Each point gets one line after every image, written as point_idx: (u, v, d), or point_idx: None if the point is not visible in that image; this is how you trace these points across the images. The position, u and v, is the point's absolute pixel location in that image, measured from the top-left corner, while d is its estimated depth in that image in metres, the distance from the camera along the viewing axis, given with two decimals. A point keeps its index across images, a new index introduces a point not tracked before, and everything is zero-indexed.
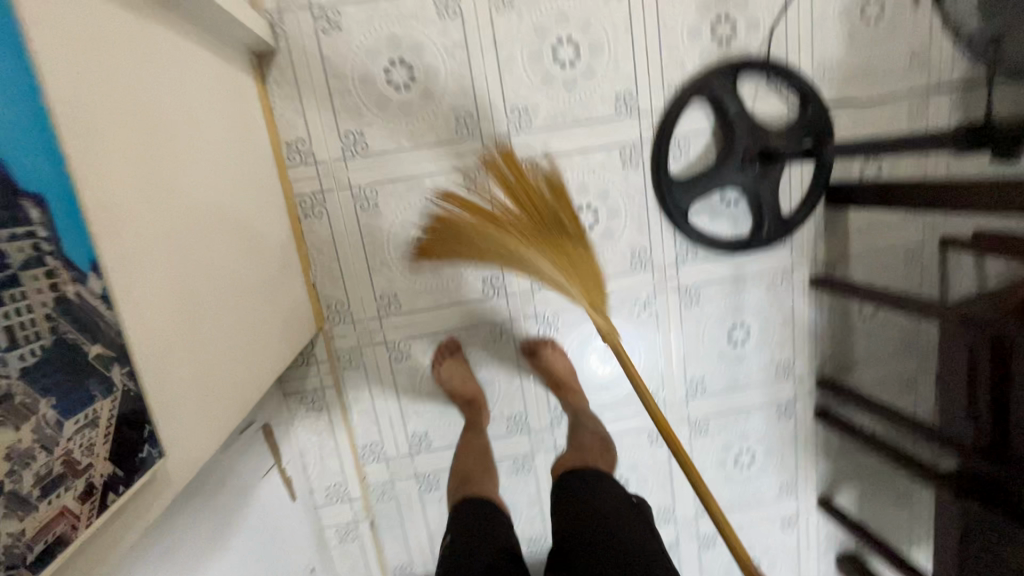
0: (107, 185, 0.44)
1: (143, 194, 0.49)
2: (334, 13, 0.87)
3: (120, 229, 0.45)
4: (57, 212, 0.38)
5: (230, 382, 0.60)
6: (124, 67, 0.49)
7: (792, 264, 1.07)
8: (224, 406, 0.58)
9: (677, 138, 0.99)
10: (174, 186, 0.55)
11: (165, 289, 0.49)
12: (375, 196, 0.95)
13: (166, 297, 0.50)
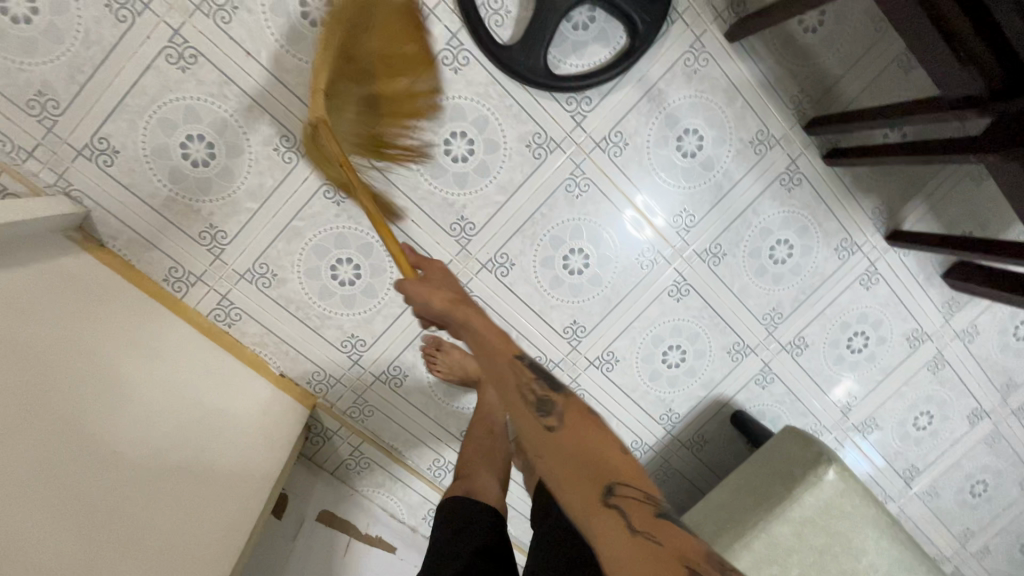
0: None
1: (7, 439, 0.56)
2: (103, 141, 0.82)
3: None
4: None
5: (180, 514, 0.71)
6: None
7: (696, 34, 0.89)
8: (176, 541, 0.69)
9: (486, 3, 0.84)
10: (38, 401, 0.61)
11: (56, 504, 0.58)
12: (268, 268, 0.90)
13: (46, 507, 0.56)
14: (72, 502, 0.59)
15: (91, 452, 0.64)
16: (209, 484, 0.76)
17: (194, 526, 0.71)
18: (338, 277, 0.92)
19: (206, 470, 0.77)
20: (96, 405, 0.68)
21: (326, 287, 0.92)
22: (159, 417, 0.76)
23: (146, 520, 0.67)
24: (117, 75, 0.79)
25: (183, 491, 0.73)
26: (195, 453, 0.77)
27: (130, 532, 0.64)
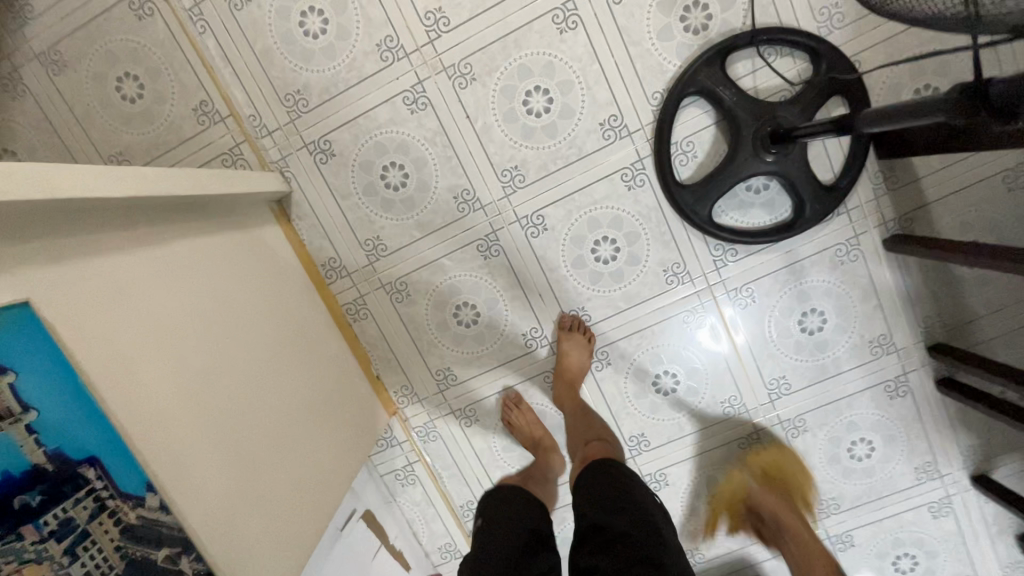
0: (143, 393, 0.54)
1: (191, 385, 0.61)
2: (326, 142, 0.97)
3: (171, 429, 0.56)
4: (109, 459, 0.50)
5: (299, 491, 0.74)
6: (152, 288, 0.61)
7: (856, 232, 0.95)
8: (294, 516, 0.71)
9: (679, 144, 0.93)
10: (218, 355, 0.67)
11: (219, 452, 0.61)
12: (406, 287, 1.02)
13: (212, 454, 0.60)
14: (240, 455, 0.64)
15: (250, 413, 0.69)
16: (327, 462, 0.82)
17: (307, 505, 0.74)
18: (458, 317, 1.03)
19: (323, 450, 0.82)
20: (258, 370, 0.74)
21: (445, 321, 1.03)
22: (297, 394, 0.81)
23: (280, 488, 0.70)
24: (361, 97, 0.94)
25: (309, 464, 0.78)
26: (323, 431, 0.84)
27: (273, 486, 0.69)
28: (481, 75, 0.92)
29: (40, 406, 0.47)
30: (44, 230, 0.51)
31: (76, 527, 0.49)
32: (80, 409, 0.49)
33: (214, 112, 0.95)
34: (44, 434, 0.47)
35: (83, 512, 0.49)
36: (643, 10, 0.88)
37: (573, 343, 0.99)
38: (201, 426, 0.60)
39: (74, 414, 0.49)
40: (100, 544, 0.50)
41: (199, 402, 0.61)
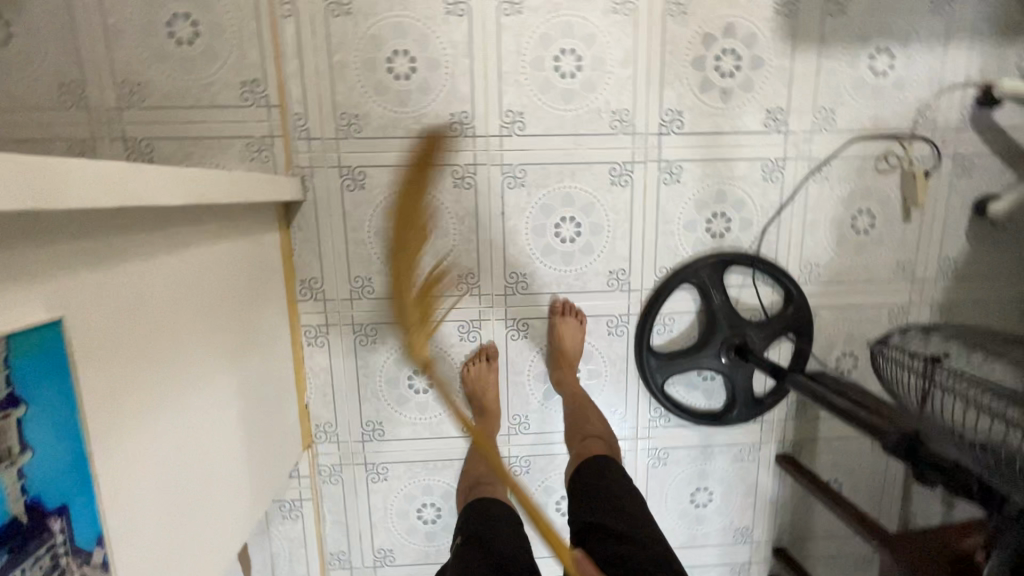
0: (119, 418, 0.49)
1: (156, 409, 0.56)
2: (360, 173, 0.95)
3: (128, 459, 0.51)
4: (78, 508, 0.42)
5: (216, 529, 0.68)
6: (157, 298, 0.57)
7: (760, 440, 1.12)
8: (207, 557, 0.65)
9: (663, 316, 1.05)
10: (187, 375, 0.62)
11: (156, 487, 0.55)
12: (375, 334, 1.01)
13: (150, 489, 0.54)
14: (174, 489, 0.59)
15: (196, 440, 0.64)
16: (242, 496, 0.76)
17: (218, 545, 0.68)
18: (411, 382, 1.04)
19: (244, 474, 0.78)
20: (214, 392, 0.69)
21: (398, 380, 1.04)
22: (236, 419, 0.76)
23: (200, 526, 0.64)
24: (414, 150, 0.95)
25: (229, 492, 0.73)
26: (246, 464, 0.78)
27: (196, 520, 0.63)
28: (531, 185, 0.98)
29: (29, 437, 0.39)
30: (90, 234, 0.46)
31: None
32: (65, 441, 0.42)
33: (263, 96, 0.90)
34: (28, 478, 0.39)
35: (37, 571, 0.39)
36: (683, 200, 1.00)
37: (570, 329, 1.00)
38: (151, 454, 0.54)
39: (56, 449, 0.41)
40: None
41: (157, 428, 0.56)
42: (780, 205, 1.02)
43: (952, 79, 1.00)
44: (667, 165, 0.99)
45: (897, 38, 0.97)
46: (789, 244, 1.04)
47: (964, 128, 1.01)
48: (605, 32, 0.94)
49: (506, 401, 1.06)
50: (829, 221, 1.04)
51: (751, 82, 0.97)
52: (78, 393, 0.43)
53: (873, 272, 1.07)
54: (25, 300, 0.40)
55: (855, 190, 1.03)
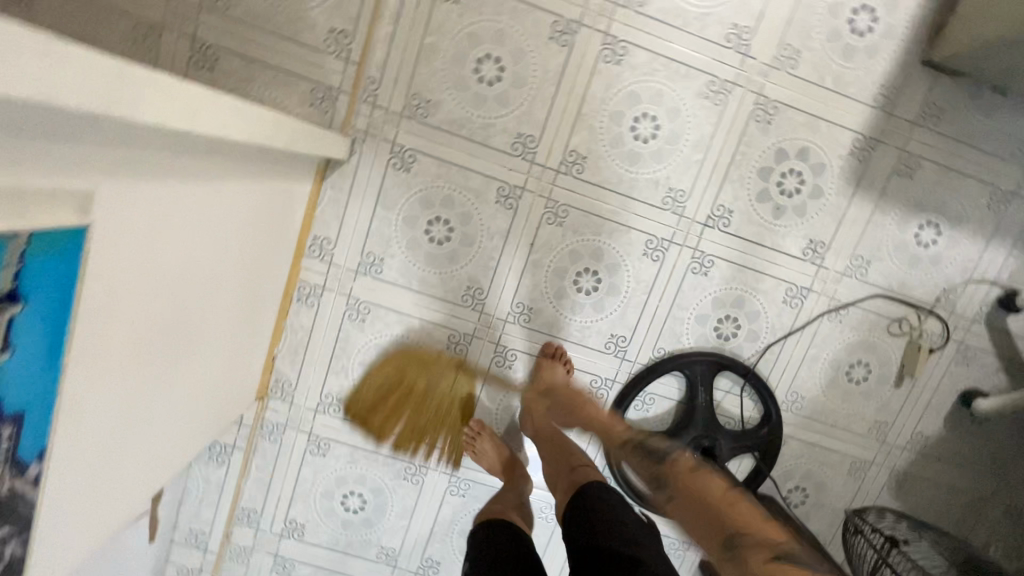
0: (105, 333, 0.47)
1: (140, 332, 0.53)
2: (410, 157, 0.94)
3: (97, 377, 0.48)
4: (31, 419, 0.40)
5: (146, 459, 0.65)
6: (181, 224, 0.55)
7: (690, 541, 1.13)
8: (128, 484, 0.63)
9: (645, 394, 1.06)
10: (180, 304, 0.60)
11: (112, 409, 0.52)
12: (366, 313, 1.00)
13: (107, 409, 0.52)
14: (127, 414, 0.56)
15: (162, 370, 0.61)
16: (182, 430, 0.73)
17: (141, 475, 0.65)
18: (384, 370, 1.03)
19: (192, 410, 0.75)
20: (197, 326, 0.66)
21: (372, 364, 1.02)
22: (206, 356, 0.73)
23: (134, 454, 0.61)
24: (469, 154, 0.95)
25: (173, 425, 0.70)
26: (199, 399, 0.76)
27: (135, 446, 0.61)
28: (567, 227, 0.98)
29: (16, 338, 0.37)
30: (146, 148, 0.44)
31: None
32: (46, 349, 0.39)
33: (345, 49, 0.89)
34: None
35: None
36: (703, 294, 1.01)
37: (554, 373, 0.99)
38: (121, 374, 0.52)
39: (35, 355, 0.39)
40: None
41: (133, 351, 0.53)
42: (789, 330, 1.04)
43: (983, 272, 1.03)
44: (700, 256, 1.00)
45: (949, 217, 1.00)
46: (785, 369, 1.06)
47: (977, 321, 1.05)
48: (689, 112, 0.94)
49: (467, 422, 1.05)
50: (828, 361, 1.06)
51: (805, 209, 0.99)
52: (74, 302, 0.40)
53: (850, 422, 1.09)
54: (52, 202, 0.37)
55: (862, 342, 1.05)
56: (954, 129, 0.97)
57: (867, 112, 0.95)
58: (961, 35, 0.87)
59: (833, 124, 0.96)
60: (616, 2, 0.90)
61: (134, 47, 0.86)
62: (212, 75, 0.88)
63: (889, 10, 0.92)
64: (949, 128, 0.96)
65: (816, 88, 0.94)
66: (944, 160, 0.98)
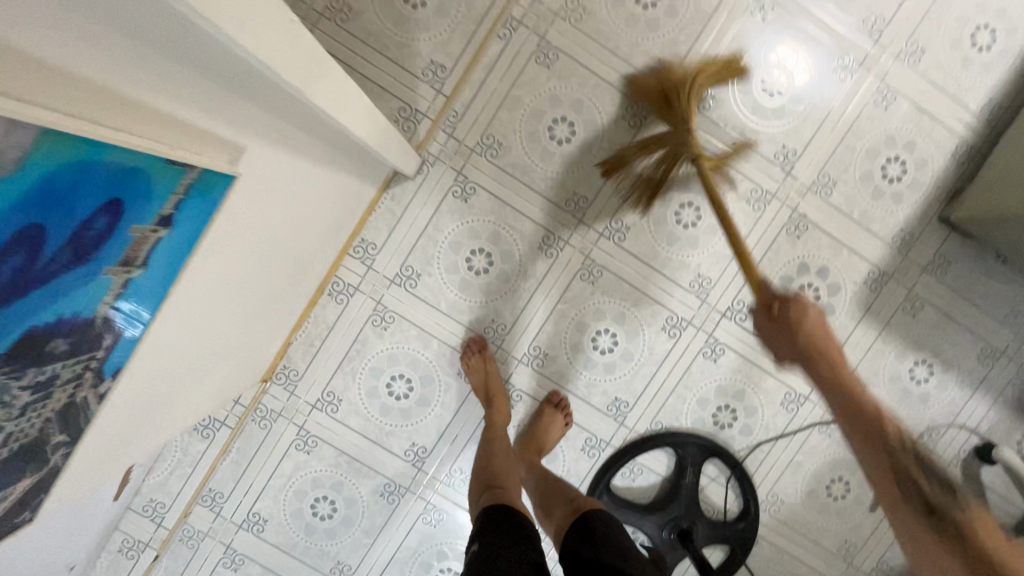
0: (202, 277, 0.51)
1: (220, 285, 0.57)
2: (471, 189, 1.01)
3: (180, 315, 0.51)
4: (126, 337, 0.42)
5: (170, 405, 0.66)
6: (284, 197, 0.59)
7: None
8: (148, 425, 0.63)
9: (635, 463, 1.08)
10: (254, 268, 0.63)
11: (174, 349, 0.55)
12: (390, 322, 1.03)
13: (172, 347, 0.54)
14: (181, 357, 0.58)
15: (218, 326, 0.64)
16: (205, 386, 0.74)
17: (158, 419, 0.66)
18: (391, 381, 1.04)
19: (219, 371, 0.76)
20: (255, 292, 0.69)
21: (381, 373, 1.04)
22: (250, 321, 0.75)
23: (166, 398, 0.62)
24: (525, 199, 1.01)
25: (202, 378, 0.71)
26: (228, 361, 0.77)
27: (170, 390, 0.62)
28: (598, 287, 1.03)
29: (155, 260, 0.40)
30: (292, 124, 0.49)
31: (50, 391, 0.37)
32: (165, 275, 0.42)
33: (439, 81, 0.97)
34: (128, 290, 0.39)
35: (67, 377, 0.39)
36: (709, 378, 1.06)
37: (554, 420, 1.02)
38: (194, 318, 0.55)
39: (157, 278, 0.42)
40: (39, 417, 0.38)
41: (209, 299, 0.56)
42: (781, 433, 1.08)
43: (965, 419, 1.10)
44: (713, 343, 1.05)
45: (942, 360, 1.08)
46: (771, 469, 1.09)
47: (953, 463, 1.10)
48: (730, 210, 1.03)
49: (459, 451, 1.06)
50: (812, 471, 1.09)
51: None
52: (199, 239, 0.44)
53: (822, 536, 1.11)
54: (217, 148, 0.41)
55: (845, 459, 1.09)
56: (957, 282, 1.06)
57: (884, 248, 1.05)
58: (976, 203, 0.98)
59: (853, 252, 1.05)
60: None
61: None
62: None
63: (918, 167, 1.03)
64: (954, 280, 1.06)
65: (844, 217, 1.04)
66: (945, 308, 1.07)
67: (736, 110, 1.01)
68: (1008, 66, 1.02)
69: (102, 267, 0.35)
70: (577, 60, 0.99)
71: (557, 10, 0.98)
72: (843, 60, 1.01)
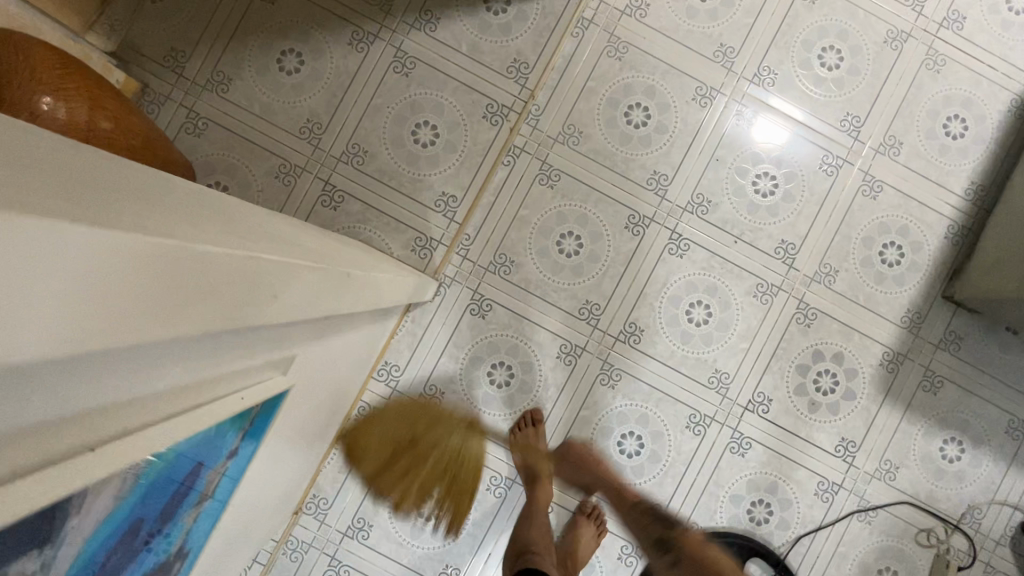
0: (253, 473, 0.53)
1: (266, 466, 0.59)
2: (487, 305, 1.04)
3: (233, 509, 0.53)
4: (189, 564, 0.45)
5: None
6: (324, 369, 0.63)
7: None
8: None
9: None
10: (295, 435, 0.66)
11: (225, 537, 0.56)
12: (417, 443, 1.04)
13: (223, 537, 0.56)
14: (230, 537, 0.60)
15: (262, 495, 0.65)
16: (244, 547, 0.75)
17: None
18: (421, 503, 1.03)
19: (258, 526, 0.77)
20: (293, 451, 0.71)
21: (410, 494, 1.03)
22: (288, 474, 0.77)
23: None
24: (541, 311, 1.05)
25: (245, 539, 0.72)
26: (265, 516, 0.78)
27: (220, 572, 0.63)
28: (619, 390, 1.05)
29: (223, 483, 0.46)
30: (335, 320, 0.54)
31: None
32: (226, 494, 0.48)
33: (452, 210, 1.03)
34: (198, 521, 0.44)
35: None
36: (739, 474, 1.05)
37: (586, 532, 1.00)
38: (244, 503, 0.57)
39: (220, 499, 0.47)
40: None
41: (257, 482, 0.58)
42: (820, 524, 1.06)
43: (1005, 494, 1.07)
44: (739, 437, 1.06)
45: (971, 436, 1.07)
46: (815, 564, 1.06)
47: (1002, 543, 1.07)
48: (738, 305, 1.06)
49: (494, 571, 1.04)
50: (858, 562, 1.06)
51: (838, 407, 1.06)
52: (254, 454, 0.50)
53: None
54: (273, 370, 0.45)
55: (889, 548, 1.06)
56: (972, 357, 1.07)
57: (894, 329, 1.07)
58: (979, 283, 1.01)
59: (865, 335, 1.07)
60: (684, 208, 1.06)
61: (276, 183, 1.01)
62: (335, 213, 1.01)
63: (915, 249, 1.07)
64: (968, 354, 1.07)
65: (850, 302, 1.07)
66: (964, 382, 1.07)
67: (733, 211, 1.06)
68: (983, 150, 1.08)
69: (183, 511, 0.40)
70: (578, 178, 1.06)
71: (555, 136, 1.05)
72: (828, 158, 1.08)
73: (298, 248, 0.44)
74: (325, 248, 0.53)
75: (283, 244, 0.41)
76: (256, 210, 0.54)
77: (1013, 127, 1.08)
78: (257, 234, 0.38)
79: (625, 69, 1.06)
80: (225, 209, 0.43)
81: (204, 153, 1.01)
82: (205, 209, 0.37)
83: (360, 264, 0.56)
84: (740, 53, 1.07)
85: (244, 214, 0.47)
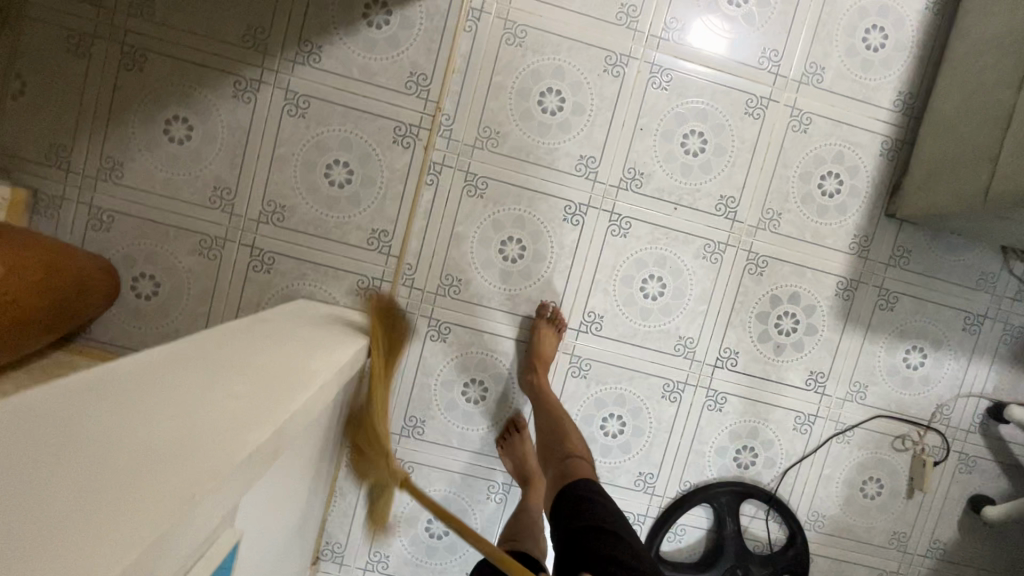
0: None
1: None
2: (445, 328, 1.04)
3: None
4: None
5: None
6: (287, 478, 0.65)
7: None
8: None
9: (676, 526, 1.12)
10: (277, 535, 0.69)
11: None
12: (411, 473, 1.07)
13: None
14: None
15: None
16: None
17: None
18: (428, 525, 1.08)
19: None
20: (282, 540, 0.74)
21: (417, 520, 1.08)
22: (286, 552, 0.80)
23: None
24: (499, 321, 1.05)
25: None
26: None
27: None
28: (591, 378, 1.07)
29: None
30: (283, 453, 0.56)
31: None
32: None
33: (386, 245, 1.01)
34: None
35: None
36: (720, 429, 1.10)
37: (546, 334, 1.02)
38: None
39: None
40: None
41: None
42: (803, 454, 1.12)
43: (970, 386, 1.13)
44: (714, 395, 1.09)
45: (931, 341, 1.11)
46: (804, 491, 1.13)
47: (972, 430, 1.14)
48: (690, 271, 1.06)
49: None
50: (843, 479, 1.13)
51: (802, 344, 1.09)
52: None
53: (872, 534, 1.15)
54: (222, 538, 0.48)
55: (870, 460, 1.13)
56: (923, 266, 1.09)
57: (845, 258, 1.08)
58: (918, 198, 1.01)
59: (817, 270, 1.08)
60: (618, 186, 1.04)
61: (201, 260, 0.98)
62: (269, 276, 0.99)
63: (852, 174, 1.06)
64: (919, 265, 1.09)
65: (798, 242, 1.07)
66: (919, 293, 1.10)
67: (667, 178, 1.04)
68: (906, 57, 1.05)
69: None
70: (505, 181, 1.03)
71: (472, 143, 1.01)
72: (752, 100, 1.04)
73: (190, 449, 0.41)
74: (231, 396, 0.50)
75: (165, 468, 0.38)
76: (150, 370, 0.50)
77: (932, 26, 1.04)
78: (174, 446, 0.41)
79: (528, 54, 1.00)
80: (101, 430, 0.40)
81: (119, 246, 0.97)
82: (59, 485, 0.34)
83: (272, 394, 0.53)
84: (643, 9, 1.01)
85: (131, 406, 0.44)
